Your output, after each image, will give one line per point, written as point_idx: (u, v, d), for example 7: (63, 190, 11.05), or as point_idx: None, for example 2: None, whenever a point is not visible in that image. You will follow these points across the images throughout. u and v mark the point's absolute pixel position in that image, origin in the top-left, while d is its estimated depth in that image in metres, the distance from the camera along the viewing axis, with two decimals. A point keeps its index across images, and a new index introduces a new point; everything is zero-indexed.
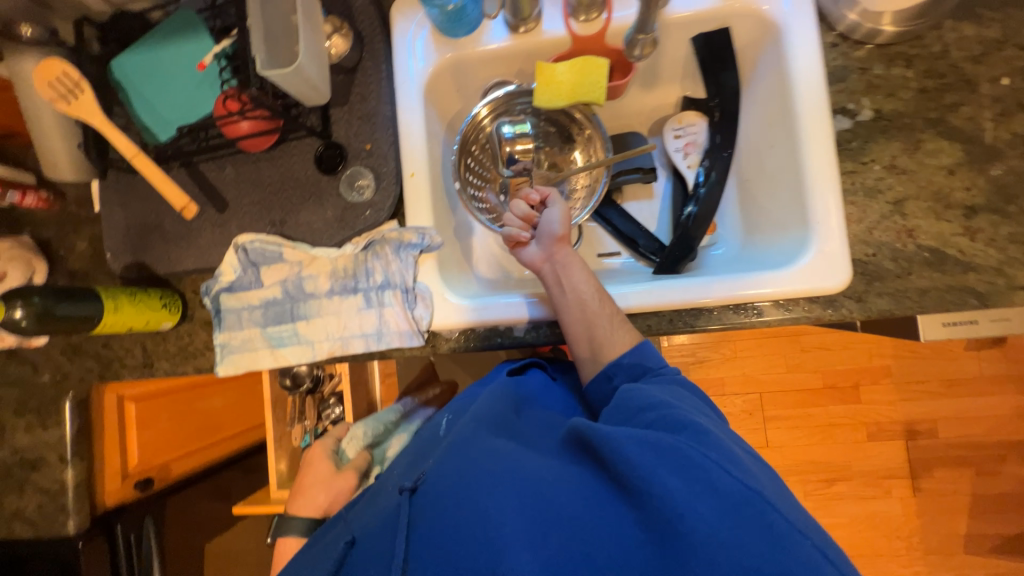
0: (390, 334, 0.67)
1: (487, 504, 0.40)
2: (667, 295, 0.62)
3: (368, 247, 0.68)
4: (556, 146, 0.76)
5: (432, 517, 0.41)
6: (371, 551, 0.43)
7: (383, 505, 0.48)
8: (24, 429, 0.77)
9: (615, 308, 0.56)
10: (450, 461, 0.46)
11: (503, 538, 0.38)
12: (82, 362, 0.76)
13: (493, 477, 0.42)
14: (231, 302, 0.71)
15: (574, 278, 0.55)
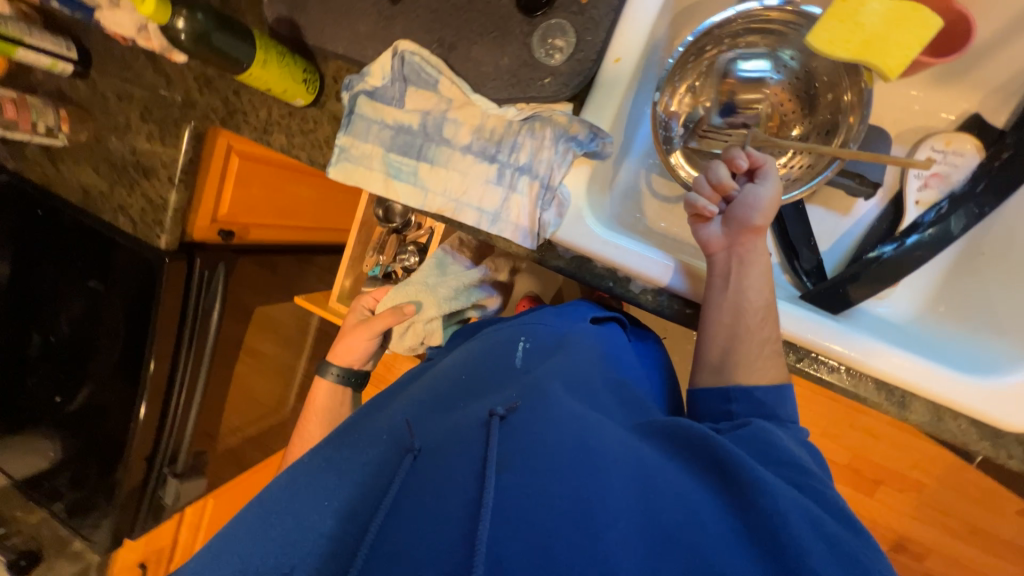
0: (507, 222, 0.61)
1: (586, 472, 0.40)
2: (826, 334, 0.52)
3: (529, 120, 0.59)
4: (792, 104, 0.61)
5: (523, 458, 0.42)
6: (447, 475, 0.42)
7: (463, 424, 0.49)
8: (145, 136, 0.80)
9: (772, 332, 0.52)
10: (545, 409, 0.47)
11: (604, 513, 0.37)
12: (209, 98, 0.75)
13: (590, 449, 0.43)
14: (366, 109, 0.65)
15: (749, 280, 0.52)
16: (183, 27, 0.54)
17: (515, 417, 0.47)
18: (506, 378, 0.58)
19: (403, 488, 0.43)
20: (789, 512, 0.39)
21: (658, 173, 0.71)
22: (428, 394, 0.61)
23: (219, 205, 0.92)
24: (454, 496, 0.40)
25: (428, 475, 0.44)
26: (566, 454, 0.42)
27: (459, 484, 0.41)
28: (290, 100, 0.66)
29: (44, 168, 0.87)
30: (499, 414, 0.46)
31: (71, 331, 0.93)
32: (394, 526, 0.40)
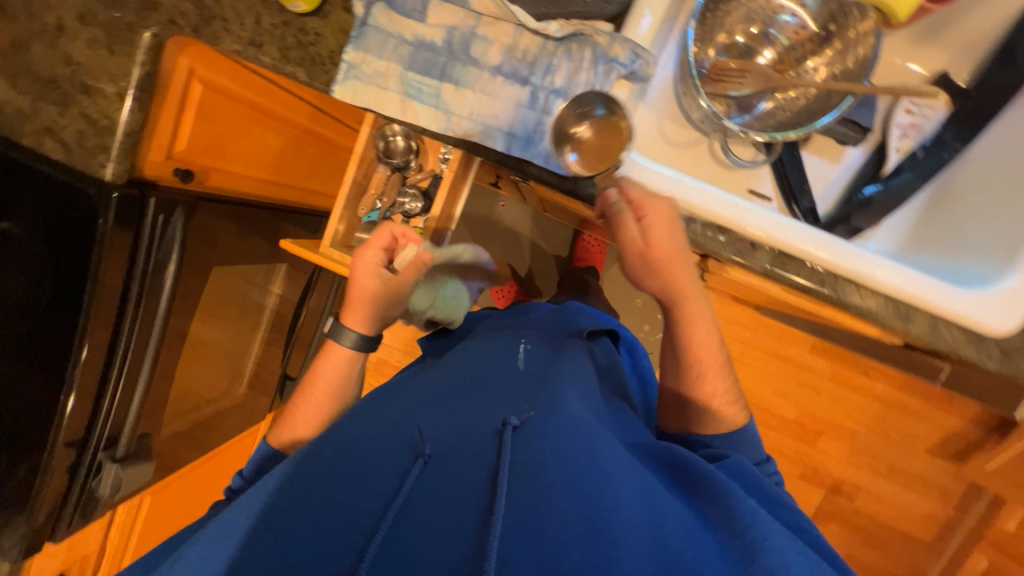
0: (541, 147, 0.58)
1: (599, 492, 0.45)
2: (837, 254, 0.57)
3: (566, 39, 0.57)
4: (800, 46, 0.65)
5: (532, 469, 0.46)
6: (461, 478, 0.46)
7: (475, 429, 0.52)
8: (84, 42, 0.66)
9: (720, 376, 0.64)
10: (557, 419, 0.52)
11: (615, 525, 0.42)
12: (178, 1, 0.64)
13: (603, 466, 0.47)
14: (382, 21, 0.59)
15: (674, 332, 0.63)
16: None
17: (528, 427, 0.51)
18: (518, 383, 0.61)
19: (414, 490, 0.46)
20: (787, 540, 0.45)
21: (671, 118, 0.73)
22: (436, 389, 0.62)
23: (175, 138, 0.79)
24: (467, 502, 0.44)
25: (443, 478, 0.46)
26: (579, 472, 0.46)
27: (473, 489, 0.45)
28: (289, 3, 0.58)
29: None
30: (512, 424, 0.51)
31: None
32: (408, 522, 0.43)
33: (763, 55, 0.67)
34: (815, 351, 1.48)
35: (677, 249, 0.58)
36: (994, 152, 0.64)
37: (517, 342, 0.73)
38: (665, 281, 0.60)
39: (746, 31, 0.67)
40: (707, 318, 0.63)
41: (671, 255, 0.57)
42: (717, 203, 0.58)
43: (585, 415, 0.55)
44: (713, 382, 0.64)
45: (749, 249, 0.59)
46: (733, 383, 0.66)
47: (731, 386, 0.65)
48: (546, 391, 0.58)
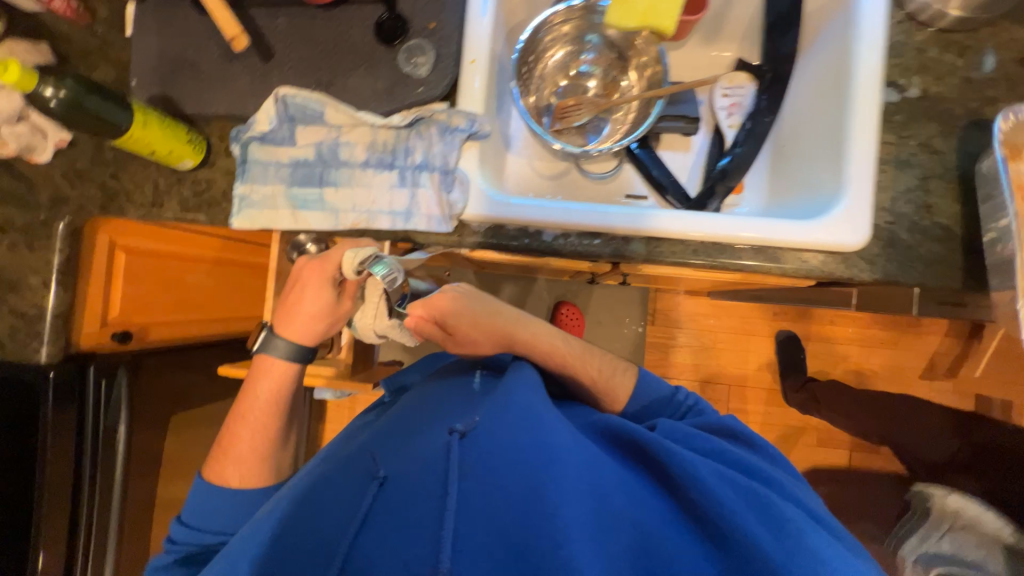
0: (419, 214, 0.66)
1: (543, 473, 0.49)
2: (696, 223, 0.63)
3: (414, 124, 0.67)
4: (612, 70, 0.78)
5: (480, 469, 0.50)
6: (408, 492, 0.48)
7: (426, 446, 0.54)
8: (5, 247, 0.73)
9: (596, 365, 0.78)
10: (499, 420, 0.55)
11: (561, 499, 0.46)
12: (84, 189, 0.73)
13: (550, 450, 0.51)
14: (260, 154, 0.69)
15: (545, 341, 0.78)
16: (52, 93, 0.53)
17: (474, 431, 0.54)
18: (468, 402, 0.65)
19: (363, 515, 0.48)
20: (725, 487, 0.49)
21: (538, 157, 0.83)
22: (391, 424, 0.64)
23: (107, 306, 0.84)
24: (421, 509, 0.47)
25: (393, 500, 0.48)
26: (526, 463, 0.50)
27: (424, 497, 0.48)
28: (176, 164, 0.67)
29: None
30: (458, 431, 0.53)
31: None
32: (362, 543, 0.45)
33: (590, 86, 0.78)
34: (779, 317, 1.53)
35: (475, 314, 0.78)
36: (798, 107, 0.75)
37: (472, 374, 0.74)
38: (478, 336, 0.77)
39: (567, 75, 0.79)
40: (541, 330, 0.79)
41: (472, 321, 0.77)
42: (587, 214, 0.64)
43: (532, 407, 0.58)
44: (587, 367, 0.77)
45: (624, 244, 0.65)
46: (609, 357, 0.81)
47: (605, 360, 0.79)
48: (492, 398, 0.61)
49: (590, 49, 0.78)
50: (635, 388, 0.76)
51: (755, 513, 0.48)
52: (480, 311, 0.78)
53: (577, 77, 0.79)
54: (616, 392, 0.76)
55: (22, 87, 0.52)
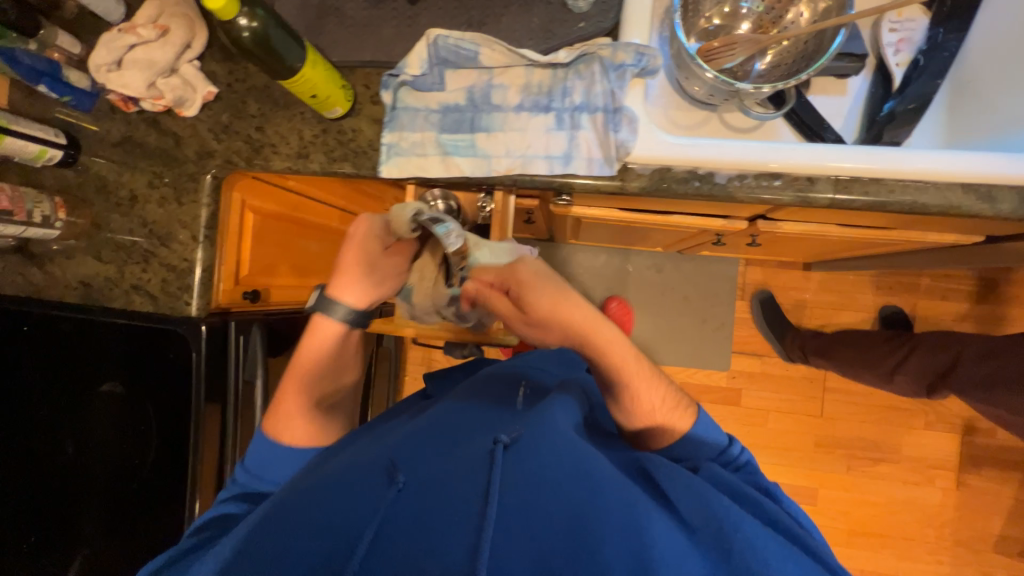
0: (580, 158, 0.63)
1: (586, 497, 0.51)
2: (895, 159, 0.58)
3: (572, 63, 0.63)
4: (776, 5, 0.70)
5: (521, 484, 0.52)
6: (446, 495, 0.51)
7: (468, 453, 0.56)
8: (157, 202, 0.75)
9: (656, 394, 0.68)
10: (543, 435, 0.57)
11: (598, 521, 0.49)
12: (230, 142, 0.73)
13: (591, 477, 0.53)
14: (410, 100, 0.67)
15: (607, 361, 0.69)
16: (246, 24, 0.52)
17: (518, 445, 0.56)
18: (510, 412, 0.65)
19: (395, 511, 0.51)
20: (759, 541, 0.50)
21: (675, 107, 0.76)
22: (432, 421, 0.66)
23: (239, 264, 0.85)
24: (457, 514, 0.49)
25: (424, 500, 0.52)
26: (566, 484, 0.52)
27: (463, 503, 0.50)
28: (328, 111, 0.66)
29: (28, 274, 0.78)
30: (502, 441, 0.55)
31: (79, 456, 0.78)
32: (391, 540, 0.48)
33: (743, 27, 0.72)
34: (882, 291, 1.43)
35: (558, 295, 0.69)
36: (994, 40, 0.69)
37: (518, 385, 0.74)
38: (556, 322, 0.69)
39: (720, 12, 0.72)
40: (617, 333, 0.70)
41: (551, 304, 0.68)
42: (768, 153, 0.60)
43: (573, 430, 0.60)
44: (646, 393, 0.68)
45: (809, 184, 0.60)
46: (674, 388, 0.71)
47: (668, 391, 0.69)
48: (537, 413, 0.62)
49: None
50: (694, 428, 0.67)
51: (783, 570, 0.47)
52: (546, 298, 0.69)
53: (732, 14, 0.72)
54: (675, 423, 0.67)
55: (217, 12, 0.51)
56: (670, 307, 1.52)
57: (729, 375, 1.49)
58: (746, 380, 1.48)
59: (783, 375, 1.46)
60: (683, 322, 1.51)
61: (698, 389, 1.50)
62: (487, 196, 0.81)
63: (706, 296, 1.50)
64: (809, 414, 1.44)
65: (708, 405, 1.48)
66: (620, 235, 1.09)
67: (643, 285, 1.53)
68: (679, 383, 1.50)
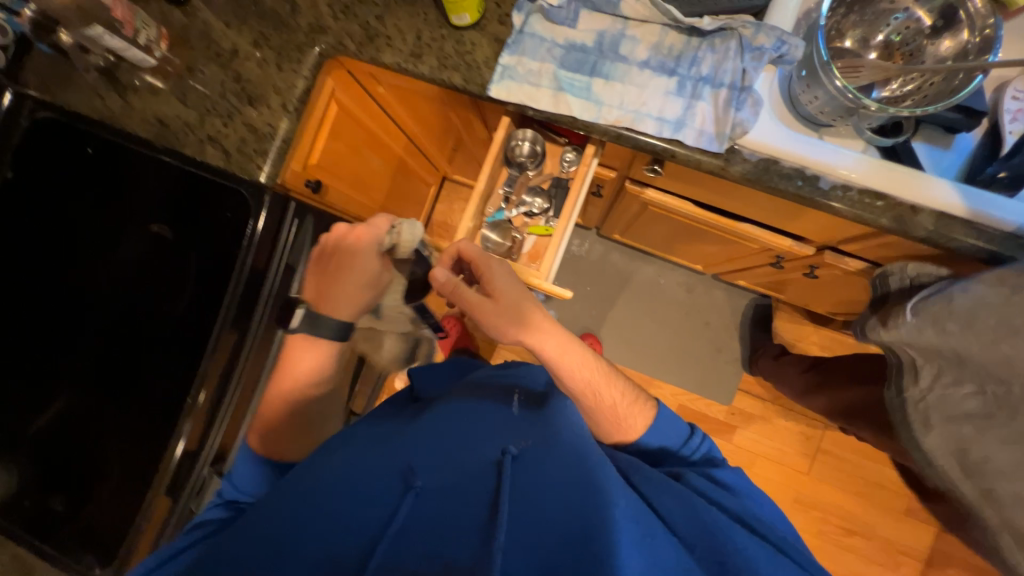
0: (692, 127, 0.63)
1: (592, 497, 0.51)
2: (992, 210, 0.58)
3: (709, 35, 0.63)
4: (915, 41, 0.69)
5: (528, 493, 0.52)
6: (453, 507, 0.51)
7: (474, 463, 0.57)
8: (256, 62, 0.74)
9: (610, 389, 0.74)
10: (546, 448, 0.59)
11: (605, 515, 0.48)
12: (346, 23, 0.72)
13: (594, 480, 0.54)
14: (538, 29, 0.66)
15: (568, 360, 0.71)
16: None
17: (524, 455, 0.57)
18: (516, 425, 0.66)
19: (406, 520, 0.50)
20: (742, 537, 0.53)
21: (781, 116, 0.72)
22: (434, 428, 0.65)
23: (311, 151, 0.84)
24: (467, 520, 0.49)
25: (434, 508, 0.51)
26: (571, 489, 0.53)
27: (472, 512, 0.49)
28: (457, 15, 0.66)
29: (107, 100, 0.76)
30: (511, 451, 0.56)
31: (107, 289, 0.78)
32: (400, 551, 0.46)
33: (870, 56, 0.72)
34: None
35: (523, 296, 0.72)
36: None
37: (512, 391, 0.74)
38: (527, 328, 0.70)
39: (857, 34, 0.71)
40: (575, 343, 0.73)
41: (516, 300, 0.71)
42: (887, 169, 0.59)
43: (576, 443, 0.62)
44: (609, 394, 0.74)
45: (910, 214, 0.60)
46: (631, 384, 0.78)
47: (628, 388, 0.77)
48: (540, 427, 0.63)
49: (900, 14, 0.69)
50: (654, 420, 0.76)
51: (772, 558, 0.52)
52: (516, 292, 0.72)
53: (867, 40, 0.71)
54: (638, 421, 0.75)
55: None
56: (690, 329, 1.51)
57: (729, 411, 1.47)
58: (745, 421, 1.46)
59: (781, 425, 1.45)
60: (699, 348, 1.49)
61: (695, 417, 1.48)
62: (573, 151, 0.80)
63: (729, 329, 1.49)
64: (797, 470, 1.43)
65: None
66: (673, 236, 1.08)
67: (669, 300, 1.51)
68: (678, 405, 1.48)
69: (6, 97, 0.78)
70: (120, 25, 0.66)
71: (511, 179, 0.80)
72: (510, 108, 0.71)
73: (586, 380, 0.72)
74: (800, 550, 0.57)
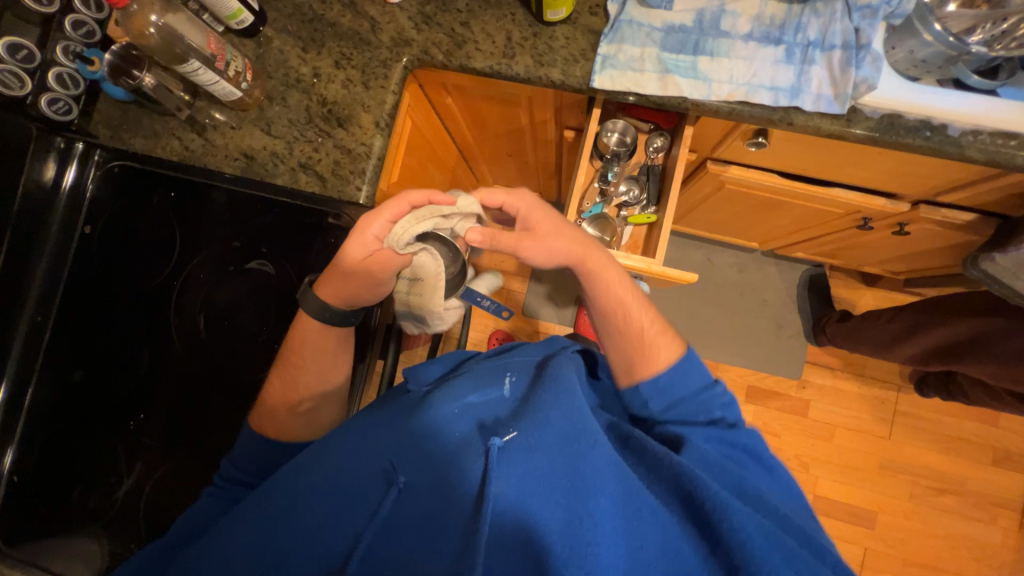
0: (809, 92, 0.62)
1: (576, 496, 0.46)
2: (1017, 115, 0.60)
3: (810, 1, 0.63)
4: None
5: (512, 492, 0.47)
6: (429, 502, 0.50)
7: (457, 451, 0.51)
8: (340, 83, 0.72)
9: (647, 315, 0.65)
10: (534, 433, 0.50)
11: (589, 507, 0.45)
12: (431, 33, 0.71)
13: (580, 470, 0.47)
14: (635, 16, 0.66)
15: (606, 280, 0.64)
16: None
17: (511, 444, 0.49)
18: (507, 399, 0.56)
19: (390, 516, 0.50)
20: (746, 525, 0.43)
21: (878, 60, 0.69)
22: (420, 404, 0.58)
23: (392, 169, 0.82)
24: (448, 522, 0.48)
25: (419, 507, 0.50)
26: (558, 484, 0.47)
27: (455, 514, 0.48)
28: (552, 10, 0.65)
29: (185, 141, 0.73)
30: (496, 442, 0.49)
31: (205, 335, 0.75)
32: (389, 547, 0.49)
33: (949, 8, 0.71)
34: None
35: (563, 221, 0.65)
36: None
37: (500, 366, 0.61)
38: (557, 247, 0.62)
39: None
40: (611, 262, 0.66)
41: (555, 224, 0.63)
42: (931, 97, 0.62)
43: (575, 417, 0.51)
44: (638, 316, 0.65)
45: None
46: (663, 321, 0.67)
47: (659, 321, 0.65)
48: (531, 397, 0.54)
49: None
50: (680, 359, 0.61)
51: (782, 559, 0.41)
52: (556, 219, 0.64)
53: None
54: (662, 354, 0.62)
55: None
56: (747, 307, 1.49)
57: (799, 385, 1.46)
58: (816, 392, 1.45)
59: (854, 392, 1.44)
60: (759, 326, 1.48)
61: (766, 395, 1.46)
62: (662, 137, 0.79)
63: (786, 303, 1.48)
64: (876, 435, 1.41)
65: (774, 412, 1.45)
66: (742, 212, 1.07)
67: (722, 281, 1.50)
68: (746, 386, 1.46)
69: (72, 161, 0.73)
70: (215, 59, 0.64)
71: (606, 172, 0.79)
72: (607, 99, 0.71)
73: (623, 300, 0.65)
74: (805, 529, 0.47)
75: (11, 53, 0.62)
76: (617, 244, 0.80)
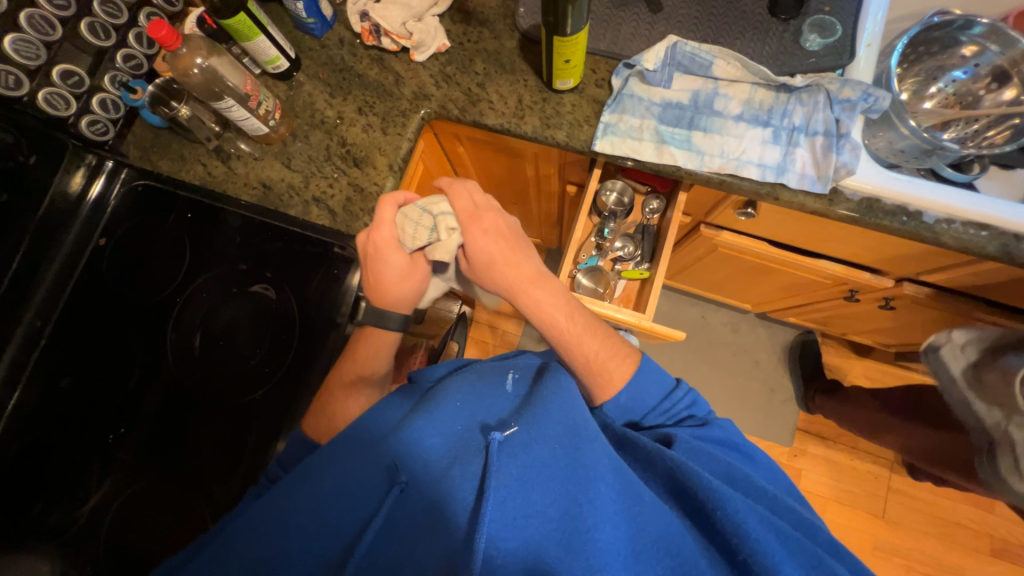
0: (794, 172, 0.67)
1: (576, 483, 0.45)
2: (995, 211, 0.63)
3: (796, 92, 0.69)
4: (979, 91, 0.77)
5: (514, 484, 0.45)
6: (428, 499, 0.48)
7: (461, 448, 0.51)
8: (361, 127, 0.78)
9: (595, 342, 0.64)
10: (535, 428, 0.50)
11: (588, 494, 0.44)
12: (449, 89, 0.77)
13: (580, 459, 0.47)
14: (636, 91, 0.72)
15: (547, 305, 0.65)
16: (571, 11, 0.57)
17: (512, 438, 0.49)
18: (508, 401, 0.57)
19: (389, 517, 0.48)
20: (743, 514, 0.44)
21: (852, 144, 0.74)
22: (420, 406, 0.58)
23: None
24: (446, 518, 0.46)
25: (417, 506, 0.48)
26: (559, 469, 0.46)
27: (454, 509, 0.46)
28: (561, 81, 0.71)
29: (209, 167, 0.79)
30: (496, 437, 0.49)
31: (199, 353, 0.76)
32: (388, 548, 0.46)
33: (926, 105, 0.81)
34: None
35: (499, 249, 0.65)
36: None
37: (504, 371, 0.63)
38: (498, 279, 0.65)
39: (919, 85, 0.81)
40: (556, 288, 0.66)
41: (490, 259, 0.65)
42: (921, 189, 0.65)
43: (576, 414, 0.52)
44: (584, 344, 0.64)
45: (1015, 241, 0.64)
46: (617, 335, 0.67)
47: (609, 339, 0.65)
48: (533, 396, 0.56)
49: (963, 64, 0.77)
50: (635, 375, 0.63)
51: (778, 543, 0.43)
52: (498, 245, 0.66)
53: (927, 91, 0.81)
54: (616, 372, 0.63)
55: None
56: (740, 368, 1.50)
57: (792, 452, 1.43)
58: (809, 461, 1.42)
59: (847, 464, 1.41)
60: (751, 388, 1.48)
61: None
62: (657, 200, 0.84)
63: (778, 367, 1.49)
64: (870, 511, 1.37)
65: None
66: (735, 275, 1.11)
67: (715, 340, 1.51)
68: None
69: (99, 178, 0.77)
70: (249, 99, 0.69)
71: (603, 228, 0.83)
72: (607, 161, 0.76)
73: (564, 330, 0.65)
74: (793, 507, 0.49)
75: (64, 79, 0.68)
76: (610, 296, 0.83)
